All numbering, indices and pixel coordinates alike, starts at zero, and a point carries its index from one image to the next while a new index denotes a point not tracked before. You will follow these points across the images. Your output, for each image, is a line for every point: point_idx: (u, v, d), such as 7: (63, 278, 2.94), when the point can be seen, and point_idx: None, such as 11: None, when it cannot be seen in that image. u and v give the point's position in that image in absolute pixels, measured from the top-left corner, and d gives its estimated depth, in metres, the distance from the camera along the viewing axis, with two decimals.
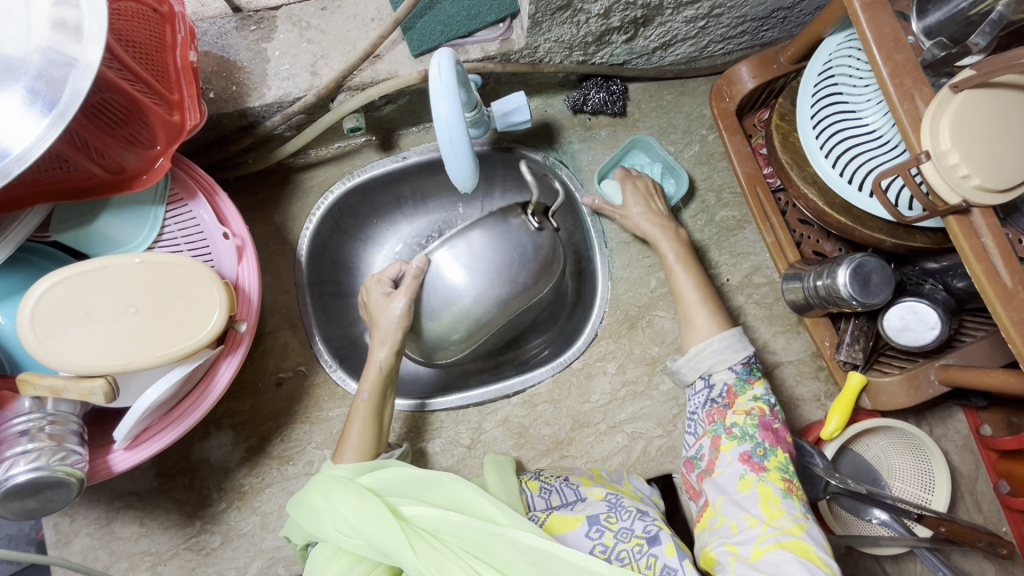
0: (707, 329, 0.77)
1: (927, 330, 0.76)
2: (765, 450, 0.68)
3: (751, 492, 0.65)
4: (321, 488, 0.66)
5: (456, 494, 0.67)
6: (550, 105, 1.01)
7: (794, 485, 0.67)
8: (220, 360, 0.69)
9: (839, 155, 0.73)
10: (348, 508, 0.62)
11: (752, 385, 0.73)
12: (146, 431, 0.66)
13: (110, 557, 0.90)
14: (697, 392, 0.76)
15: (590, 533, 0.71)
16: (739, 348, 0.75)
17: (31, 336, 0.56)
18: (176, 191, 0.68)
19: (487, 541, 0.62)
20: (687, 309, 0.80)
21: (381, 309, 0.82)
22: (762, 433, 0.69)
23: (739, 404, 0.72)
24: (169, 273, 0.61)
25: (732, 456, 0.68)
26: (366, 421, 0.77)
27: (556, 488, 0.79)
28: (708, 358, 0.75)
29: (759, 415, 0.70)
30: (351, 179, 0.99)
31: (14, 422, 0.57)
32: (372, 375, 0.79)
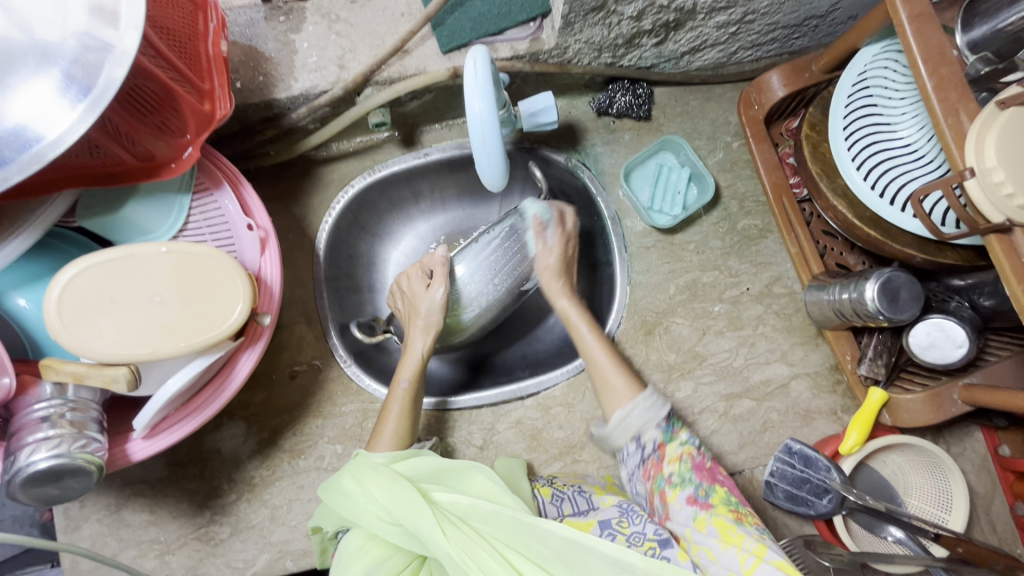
0: (625, 393, 0.75)
1: (955, 348, 0.74)
2: (706, 490, 0.67)
3: (709, 529, 0.64)
4: (354, 470, 0.66)
5: (486, 487, 0.67)
6: (574, 106, 1.00)
7: (742, 511, 0.65)
8: (240, 352, 0.69)
9: (871, 167, 0.72)
10: (381, 491, 0.62)
11: (679, 432, 0.72)
12: (165, 421, 0.66)
13: (119, 544, 0.90)
14: (630, 453, 0.73)
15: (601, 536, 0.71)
16: (657, 410, 0.72)
17: (56, 320, 0.55)
18: (202, 181, 0.68)
19: (519, 531, 0.60)
20: (601, 374, 0.78)
21: (420, 297, 0.87)
22: (698, 475, 0.68)
23: (670, 452, 0.70)
24: (192, 262, 0.60)
25: (680, 503, 0.67)
26: (402, 408, 0.78)
27: (568, 497, 0.79)
28: (636, 420, 0.72)
29: (690, 458, 0.69)
30: (371, 174, 0.99)
31: (36, 407, 0.56)
32: (411, 364, 0.82)
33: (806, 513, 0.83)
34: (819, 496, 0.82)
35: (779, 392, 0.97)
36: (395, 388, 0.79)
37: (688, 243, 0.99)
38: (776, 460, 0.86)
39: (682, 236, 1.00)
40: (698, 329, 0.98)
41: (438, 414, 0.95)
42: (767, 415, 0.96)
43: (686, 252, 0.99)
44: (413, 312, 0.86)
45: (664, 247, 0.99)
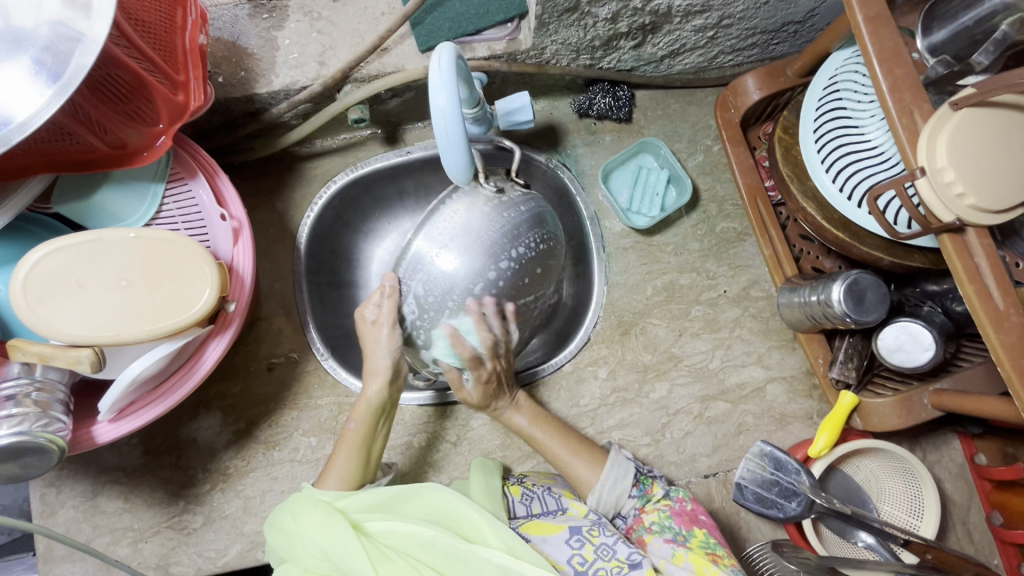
0: (591, 476, 0.79)
1: (922, 351, 0.73)
2: (684, 534, 0.73)
3: (685, 564, 0.69)
4: (294, 508, 0.70)
5: (429, 505, 0.71)
6: (556, 107, 1.02)
7: (718, 554, 0.70)
8: (209, 339, 0.70)
9: (839, 169, 0.73)
10: (316, 528, 0.66)
11: (652, 492, 0.78)
12: (133, 404, 0.67)
13: (94, 530, 0.92)
14: (611, 524, 0.78)
15: (570, 542, 0.70)
16: (625, 474, 0.78)
17: (22, 300, 0.56)
18: (177, 170, 0.69)
19: (454, 557, 0.65)
20: (565, 465, 0.81)
21: (371, 339, 0.77)
22: (676, 520, 0.75)
23: (649, 505, 0.77)
24: (159, 248, 0.61)
25: (657, 543, 0.73)
26: (350, 451, 0.79)
27: (536, 496, 0.80)
28: (611, 498, 0.77)
29: (669, 508, 0.76)
30: (354, 171, 1.00)
31: (2, 386, 0.58)
32: (362, 408, 0.80)
33: (776, 517, 0.83)
34: (788, 499, 0.82)
35: (754, 395, 0.97)
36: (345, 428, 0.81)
37: (666, 244, 1.00)
38: (745, 465, 0.85)
39: (660, 237, 1.00)
40: (674, 330, 0.98)
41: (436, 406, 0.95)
42: (741, 418, 0.96)
43: (663, 254, 1.00)
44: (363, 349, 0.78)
45: (642, 248, 1.00)
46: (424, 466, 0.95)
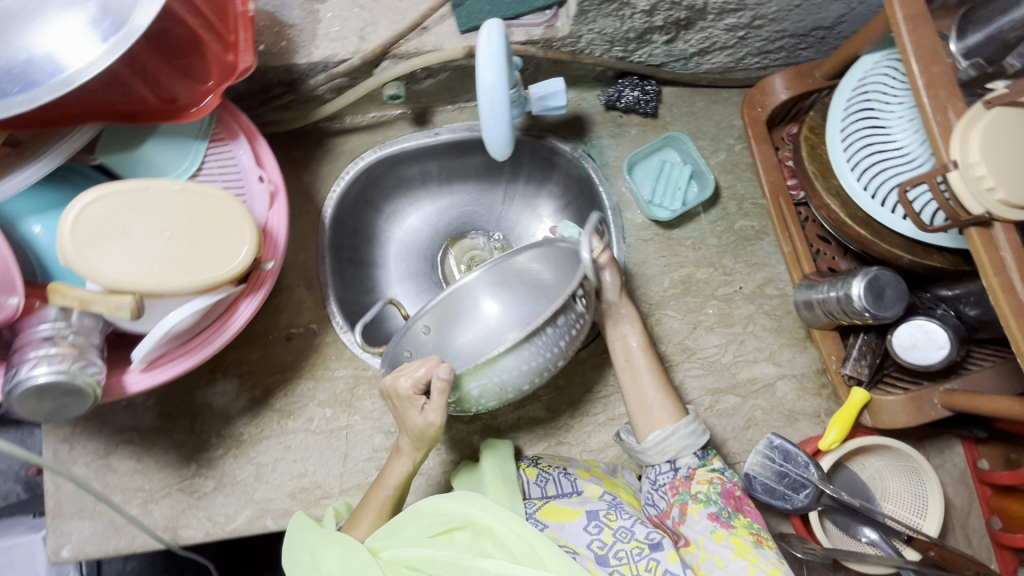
0: (666, 417, 0.83)
1: (936, 349, 0.75)
2: (728, 513, 0.77)
3: (725, 542, 0.73)
4: (306, 543, 0.73)
5: (433, 517, 0.75)
6: (584, 98, 1.03)
7: (762, 536, 0.75)
8: (240, 299, 0.71)
9: (864, 169, 0.75)
10: (330, 561, 0.70)
11: (712, 460, 0.83)
12: (163, 356, 0.67)
13: (104, 489, 0.92)
14: (662, 472, 0.83)
15: (589, 528, 0.78)
16: (699, 434, 0.83)
17: (69, 243, 0.57)
18: (219, 131, 0.70)
19: (461, 569, 0.70)
20: (646, 393, 0.85)
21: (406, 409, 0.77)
22: (722, 499, 0.79)
23: (701, 475, 0.81)
24: (202, 203, 0.63)
25: (700, 516, 0.77)
26: (381, 511, 0.81)
27: (552, 478, 0.86)
28: (676, 443, 0.82)
29: (720, 484, 0.80)
30: (382, 149, 1.02)
31: (39, 327, 0.58)
32: (395, 472, 0.82)
33: (783, 509, 0.84)
34: (796, 490, 0.83)
35: (764, 391, 0.99)
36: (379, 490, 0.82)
37: (685, 239, 1.02)
38: (756, 454, 0.86)
39: (680, 231, 1.02)
40: (689, 323, 1.00)
41: None
42: (751, 412, 0.98)
43: (682, 247, 1.01)
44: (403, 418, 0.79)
45: (662, 241, 1.02)
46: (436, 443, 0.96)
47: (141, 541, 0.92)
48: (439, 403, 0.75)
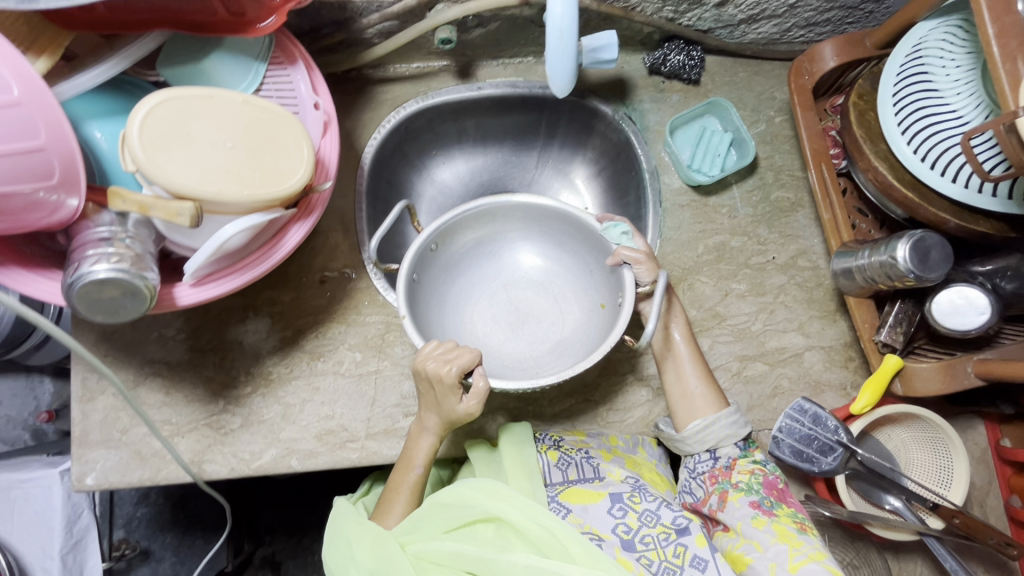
0: (708, 407, 0.84)
1: (976, 314, 0.77)
2: (771, 501, 0.78)
3: (767, 528, 0.74)
4: (341, 533, 0.76)
5: (456, 501, 0.76)
6: (628, 61, 1.03)
7: (805, 525, 0.76)
8: (291, 223, 0.71)
9: (916, 133, 0.75)
10: (362, 551, 0.73)
11: (753, 452, 0.84)
12: (214, 274, 0.68)
13: (131, 419, 0.92)
14: (701, 460, 0.84)
15: (614, 512, 0.79)
16: (741, 425, 0.84)
17: (137, 143, 0.57)
18: (277, 55, 0.70)
19: (489, 561, 0.71)
20: (691, 382, 0.86)
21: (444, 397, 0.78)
22: (765, 489, 0.79)
23: (741, 465, 0.82)
24: (263, 118, 0.63)
25: (741, 503, 0.78)
26: (413, 493, 0.81)
27: (574, 462, 0.86)
28: (716, 432, 0.82)
29: (761, 475, 0.81)
30: (423, 100, 1.01)
31: (97, 229, 0.59)
32: (422, 449, 0.81)
33: (810, 472, 0.85)
34: (824, 453, 0.84)
35: (792, 360, 0.99)
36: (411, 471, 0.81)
37: (721, 206, 1.02)
38: (785, 417, 0.86)
39: (717, 198, 1.02)
40: (721, 289, 1.00)
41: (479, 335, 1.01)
42: (777, 381, 0.98)
43: (718, 215, 1.02)
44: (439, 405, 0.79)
45: (698, 207, 1.02)
46: None
47: (166, 473, 0.92)
48: (482, 391, 0.76)
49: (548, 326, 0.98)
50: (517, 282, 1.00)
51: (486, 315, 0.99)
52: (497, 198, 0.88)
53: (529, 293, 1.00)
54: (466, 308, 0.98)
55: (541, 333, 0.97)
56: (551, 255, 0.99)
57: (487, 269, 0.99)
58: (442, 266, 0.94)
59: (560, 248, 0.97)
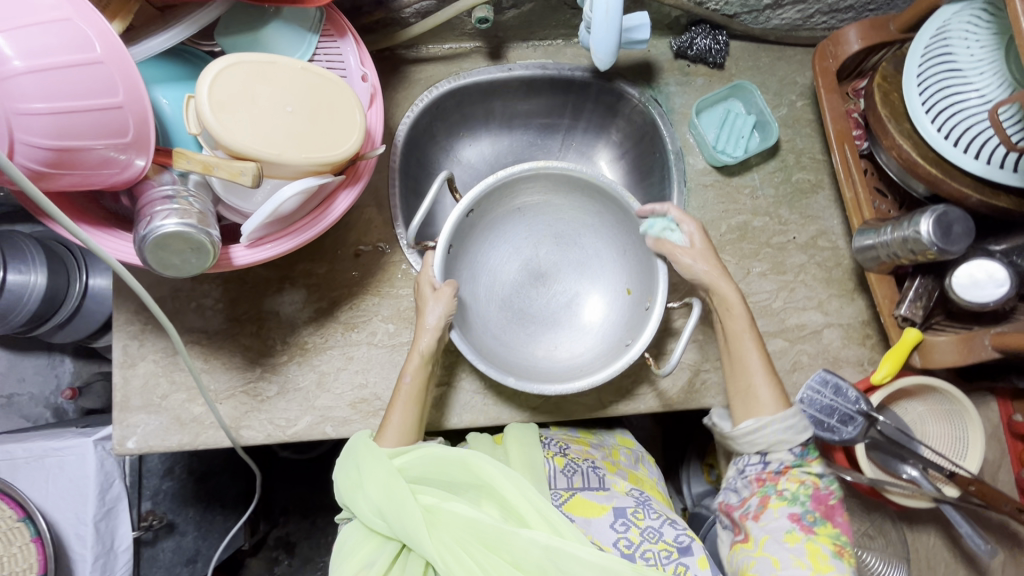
0: (771, 405, 0.82)
1: (995, 287, 0.80)
2: (813, 517, 0.77)
3: (798, 545, 0.75)
4: (357, 460, 0.78)
5: (477, 472, 0.78)
6: (655, 45, 1.06)
7: (844, 550, 0.75)
8: (339, 190, 0.74)
9: (940, 111, 0.77)
10: (374, 488, 0.74)
11: (812, 462, 0.81)
12: (267, 236, 0.71)
13: (171, 385, 0.95)
14: (750, 462, 0.83)
15: (616, 526, 0.83)
16: (801, 430, 0.81)
17: (205, 104, 0.59)
18: (328, 28, 0.73)
19: (499, 536, 0.72)
20: (753, 381, 0.83)
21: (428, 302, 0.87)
22: (812, 502, 0.78)
23: (793, 474, 0.80)
24: (320, 85, 0.66)
25: (780, 513, 0.78)
26: (407, 405, 0.85)
27: (580, 471, 0.91)
28: (770, 435, 0.80)
29: (813, 487, 0.79)
30: (455, 80, 1.03)
31: (161, 188, 0.62)
32: (414, 360, 0.86)
33: (831, 442, 0.88)
34: (845, 422, 0.87)
35: (811, 337, 1.02)
36: (400, 382, 0.87)
37: (744, 187, 1.05)
38: (807, 388, 0.88)
39: (739, 179, 1.05)
40: (743, 268, 1.03)
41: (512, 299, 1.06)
42: (797, 356, 1.01)
43: (740, 195, 1.05)
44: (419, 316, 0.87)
45: (721, 187, 1.05)
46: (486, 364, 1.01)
47: (205, 437, 0.95)
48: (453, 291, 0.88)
49: (574, 286, 1.06)
50: (545, 237, 1.06)
51: (514, 267, 1.06)
52: (542, 167, 0.92)
53: (555, 248, 1.06)
54: (496, 260, 1.05)
55: (567, 295, 1.06)
56: (582, 222, 1.05)
57: (519, 226, 1.05)
58: (479, 224, 0.99)
59: (592, 211, 1.02)
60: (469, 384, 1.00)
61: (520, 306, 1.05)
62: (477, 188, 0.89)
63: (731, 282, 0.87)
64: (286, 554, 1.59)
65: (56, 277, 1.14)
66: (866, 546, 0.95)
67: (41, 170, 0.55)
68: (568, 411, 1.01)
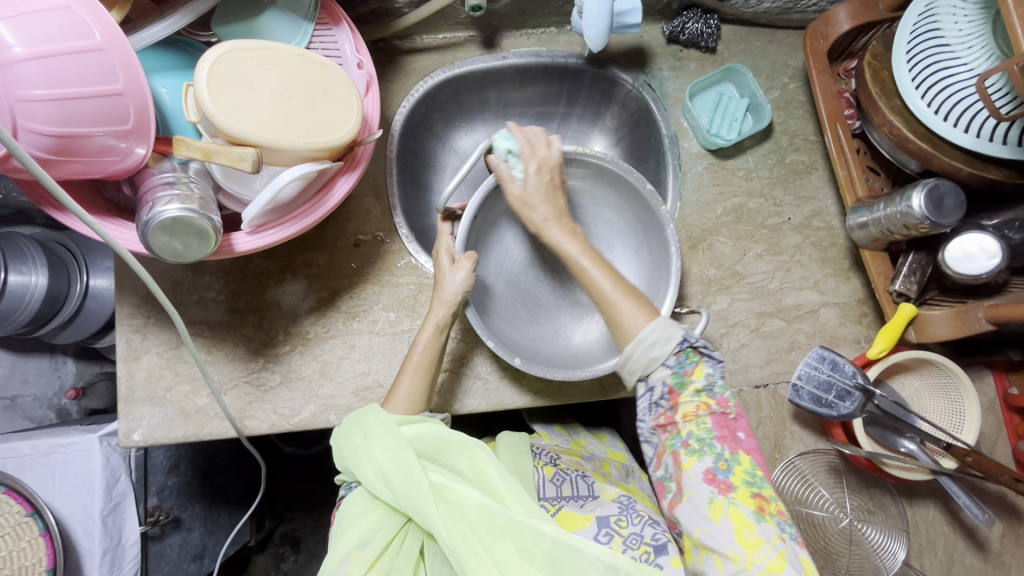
0: (638, 322, 0.74)
1: (987, 259, 0.81)
2: (727, 460, 0.69)
3: (724, 519, 0.66)
4: (366, 428, 0.79)
5: (482, 462, 0.80)
6: (647, 31, 1.07)
7: (766, 501, 0.67)
8: (338, 176, 0.75)
9: (929, 87, 0.78)
10: (382, 455, 0.75)
11: (690, 377, 0.72)
12: (268, 223, 0.72)
13: (175, 377, 0.96)
14: (641, 395, 0.75)
15: (600, 536, 0.86)
16: (670, 339, 0.72)
17: (204, 90, 0.60)
18: (323, 17, 0.74)
19: (505, 523, 0.72)
20: (609, 307, 0.75)
21: (445, 275, 0.89)
22: (720, 440, 0.70)
23: (685, 405, 0.72)
24: (316, 71, 0.67)
25: (695, 473, 0.69)
26: (418, 370, 0.87)
27: (568, 479, 0.96)
28: (642, 360, 0.73)
29: (708, 417, 0.71)
30: (450, 70, 1.04)
31: (162, 175, 0.63)
32: (428, 330, 0.89)
33: (828, 418, 0.89)
34: (842, 398, 0.88)
35: (808, 316, 1.03)
36: (412, 352, 0.89)
37: (738, 169, 1.06)
38: (806, 364, 0.90)
39: (734, 161, 1.06)
40: (739, 249, 1.04)
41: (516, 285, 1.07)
42: (795, 336, 1.03)
43: (735, 177, 1.06)
44: (436, 288, 0.89)
45: (716, 170, 1.06)
46: (487, 349, 1.02)
47: (210, 428, 0.96)
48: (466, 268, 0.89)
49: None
50: None
51: (527, 252, 1.08)
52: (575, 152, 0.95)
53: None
54: (509, 241, 1.07)
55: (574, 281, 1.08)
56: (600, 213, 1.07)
57: None
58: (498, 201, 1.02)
59: (614, 205, 1.03)
60: (471, 369, 1.02)
61: (526, 288, 1.08)
62: None
63: (564, 220, 0.80)
64: (293, 549, 1.61)
65: (57, 278, 1.15)
66: (867, 520, 0.97)
67: (45, 158, 0.55)
68: (569, 395, 1.02)
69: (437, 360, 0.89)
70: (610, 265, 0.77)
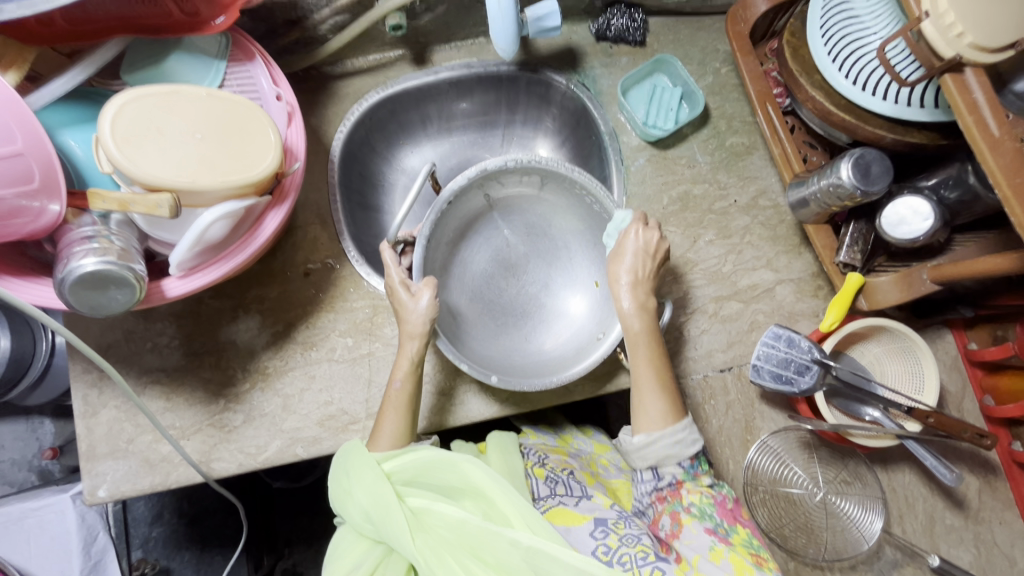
0: (659, 421, 0.80)
1: (921, 222, 0.82)
2: (727, 529, 0.78)
3: (723, 562, 0.74)
4: (352, 465, 0.78)
5: (470, 476, 0.77)
6: (575, 31, 1.08)
7: (760, 557, 0.75)
8: (268, 210, 0.74)
9: (845, 59, 0.79)
10: (363, 493, 0.74)
11: (698, 475, 0.81)
12: (201, 264, 0.71)
13: (136, 429, 0.95)
14: (645, 479, 0.83)
15: (594, 534, 0.81)
16: (690, 445, 0.80)
17: (110, 142, 0.60)
18: (235, 53, 0.74)
19: (488, 539, 0.72)
20: (640, 394, 0.82)
21: (406, 307, 0.87)
22: (718, 512, 0.79)
23: (689, 488, 0.80)
24: (225, 109, 0.67)
25: (695, 530, 0.78)
26: (398, 409, 0.86)
27: (561, 480, 0.91)
28: (658, 452, 0.80)
29: (712, 496, 0.80)
30: (383, 90, 1.04)
31: (81, 228, 0.62)
32: (403, 365, 0.86)
33: (791, 395, 0.90)
34: (801, 373, 0.89)
35: (764, 296, 1.04)
36: (390, 389, 0.87)
37: (681, 157, 1.07)
38: (762, 344, 0.91)
39: (675, 151, 1.07)
40: (690, 236, 1.04)
41: (479, 293, 1.07)
42: (754, 316, 1.03)
43: (678, 166, 1.06)
44: (401, 321, 0.87)
45: (657, 161, 1.06)
46: (449, 364, 1.01)
47: (176, 475, 0.94)
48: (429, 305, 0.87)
49: (545, 275, 1.09)
50: (519, 227, 1.09)
51: (487, 262, 1.09)
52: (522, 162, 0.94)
53: (526, 239, 1.09)
54: (469, 252, 1.07)
55: (537, 285, 1.08)
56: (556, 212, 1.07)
57: (494, 220, 1.08)
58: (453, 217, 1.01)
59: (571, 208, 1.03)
60: (436, 386, 1.01)
61: (491, 296, 1.07)
62: (459, 179, 0.91)
63: (638, 289, 0.84)
64: None
65: (21, 340, 1.13)
66: (842, 492, 0.98)
67: None
68: (536, 401, 1.02)
69: (416, 394, 0.87)
70: (659, 362, 0.83)
